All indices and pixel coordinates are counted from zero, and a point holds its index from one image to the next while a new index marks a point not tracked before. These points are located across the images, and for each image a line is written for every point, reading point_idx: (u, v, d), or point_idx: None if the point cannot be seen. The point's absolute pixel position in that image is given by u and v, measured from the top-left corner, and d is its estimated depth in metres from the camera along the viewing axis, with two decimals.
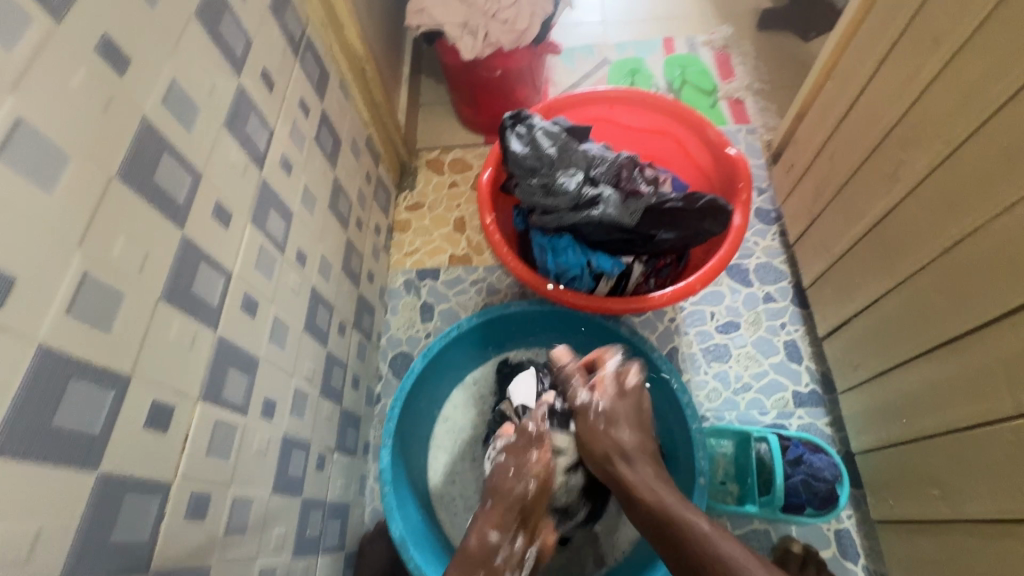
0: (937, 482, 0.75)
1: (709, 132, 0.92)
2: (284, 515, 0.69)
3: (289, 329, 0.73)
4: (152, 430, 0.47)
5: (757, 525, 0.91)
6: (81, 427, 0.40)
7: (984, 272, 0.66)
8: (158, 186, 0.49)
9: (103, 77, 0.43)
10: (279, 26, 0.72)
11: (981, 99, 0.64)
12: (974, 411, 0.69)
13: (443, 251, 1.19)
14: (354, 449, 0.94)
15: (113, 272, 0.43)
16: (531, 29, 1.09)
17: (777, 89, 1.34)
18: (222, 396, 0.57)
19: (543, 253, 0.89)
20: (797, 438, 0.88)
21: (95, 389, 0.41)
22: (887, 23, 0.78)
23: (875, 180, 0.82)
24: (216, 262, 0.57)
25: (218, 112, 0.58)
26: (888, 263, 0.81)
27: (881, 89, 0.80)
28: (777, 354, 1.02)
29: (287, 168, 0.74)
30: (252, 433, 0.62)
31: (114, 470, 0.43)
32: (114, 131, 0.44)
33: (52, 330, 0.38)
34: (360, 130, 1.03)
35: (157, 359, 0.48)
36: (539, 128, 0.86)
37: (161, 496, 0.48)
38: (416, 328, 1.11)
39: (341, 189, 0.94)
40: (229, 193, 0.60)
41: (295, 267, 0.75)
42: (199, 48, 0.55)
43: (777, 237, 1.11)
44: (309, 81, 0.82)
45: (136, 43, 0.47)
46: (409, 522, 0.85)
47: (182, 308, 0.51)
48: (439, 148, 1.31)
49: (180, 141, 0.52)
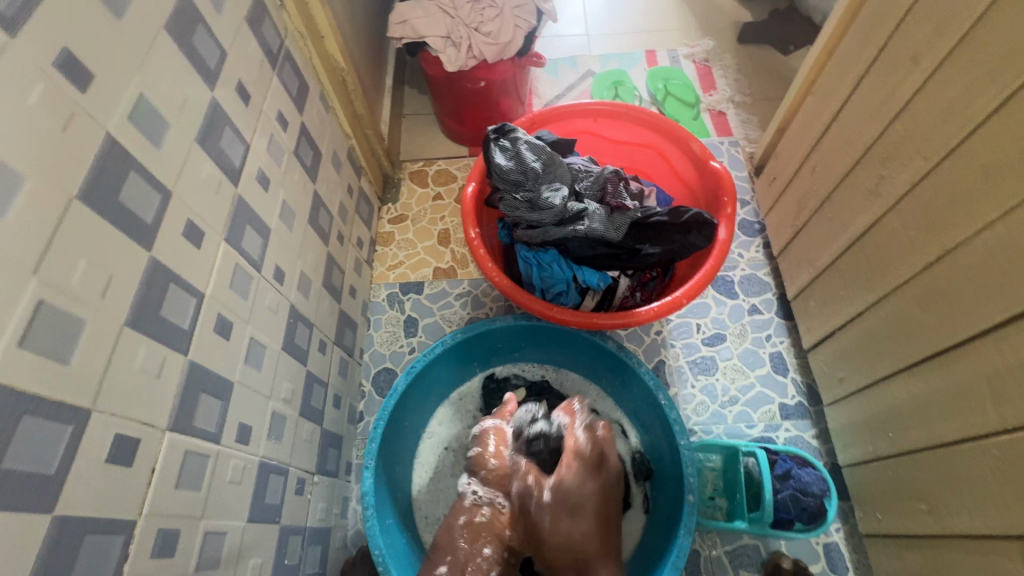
0: (925, 497, 0.75)
1: (693, 145, 0.92)
2: (260, 545, 0.66)
3: (266, 350, 0.70)
4: (116, 465, 0.44)
5: (747, 541, 0.90)
6: (34, 466, 0.38)
7: (965, 286, 0.66)
8: (123, 205, 0.47)
9: (63, 91, 0.41)
10: (256, 37, 0.70)
11: (958, 117, 0.64)
12: (959, 424, 0.69)
13: (427, 264, 1.17)
14: (336, 470, 0.91)
15: (73, 298, 0.41)
16: (514, 41, 1.08)
17: (758, 101, 1.36)
18: (193, 424, 0.54)
19: (528, 268, 0.88)
20: (785, 452, 0.89)
21: (51, 424, 0.39)
22: (866, 40, 0.79)
23: (856, 194, 0.83)
24: (186, 283, 0.54)
25: (189, 127, 0.56)
26: (870, 276, 0.82)
27: (860, 105, 0.81)
28: (763, 366, 1.02)
29: (265, 184, 0.72)
30: (225, 461, 0.59)
31: (71, 511, 0.40)
32: (74, 147, 0.42)
33: (1, 363, 0.36)
34: (341, 142, 1.01)
35: (121, 389, 0.45)
36: (523, 141, 0.85)
37: (125, 535, 0.45)
38: (400, 344, 1.09)
39: (322, 203, 0.92)
40: (202, 211, 0.58)
41: (273, 285, 0.73)
42: (170, 60, 0.53)
43: (761, 249, 1.12)
44: (287, 93, 0.79)
45: (101, 59, 0.45)
46: (393, 546, 0.82)
47: (149, 333, 0.49)
48: (423, 160, 1.30)
49: (148, 158, 0.50)
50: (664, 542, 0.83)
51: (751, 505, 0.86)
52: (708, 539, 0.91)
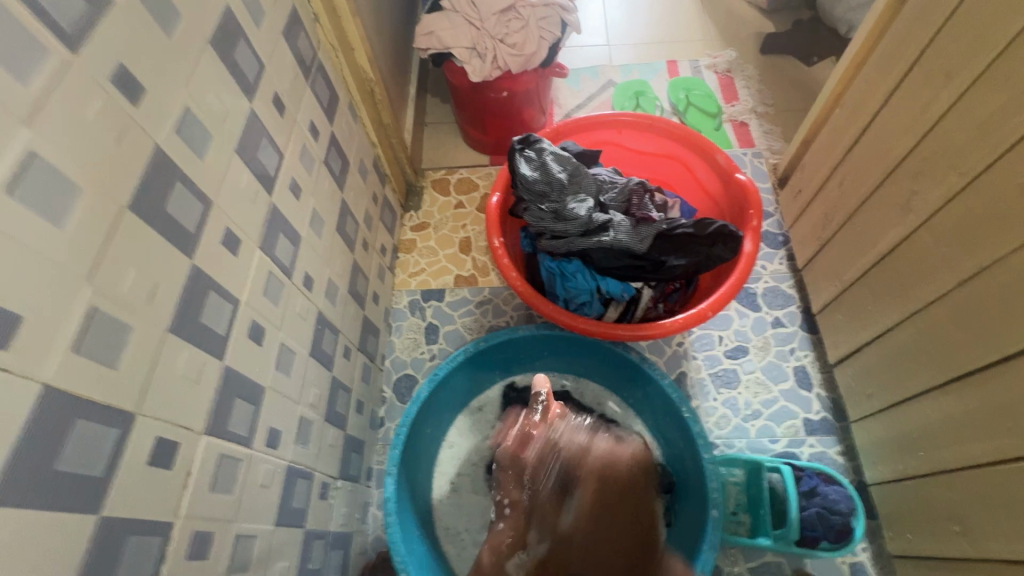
0: (958, 518, 0.73)
1: (718, 157, 0.92)
2: (286, 549, 0.66)
3: (295, 356, 0.71)
4: (156, 467, 0.46)
5: (771, 558, 0.89)
6: (84, 469, 0.39)
7: (1001, 303, 0.65)
8: (169, 215, 0.48)
9: (117, 105, 0.42)
10: (291, 49, 0.72)
11: (995, 132, 0.64)
12: (993, 445, 0.68)
13: (448, 272, 1.18)
14: (357, 475, 0.92)
15: (122, 306, 0.43)
16: (539, 52, 1.09)
17: (782, 112, 1.35)
18: (227, 428, 0.55)
19: (552, 278, 0.88)
20: (811, 468, 0.88)
21: (101, 428, 0.40)
22: (898, 53, 0.78)
23: (886, 208, 0.82)
24: (224, 290, 0.56)
25: (229, 138, 0.57)
26: (901, 292, 0.81)
27: (891, 119, 0.80)
28: (786, 381, 1.00)
29: (297, 193, 0.73)
30: (256, 465, 0.60)
31: (116, 512, 0.41)
32: (127, 161, 0.43)
33: (57, 369, 0.37)
34: (367, 150, 1.03)
35: (163, 394, 0.47)
36: (549, 153, 0.86)
37: (163, 537, 0.46)
38: (421, 350, 1.10)
39: (349, 211, 0.93)
40: (239, 219, 0.59)
41: (303, 292, 0.74)
42: (214, 73, 0.54)
43: (785, 261, 1.11)
44: (319, 104, 0.81)
45: (152, 73, 0.46)
46: (415, 553, 0.83)
47: (190, 340, 0.50)
48: (445, 168, 1.31)
49: (192, 169, 0.51)
50: (689, 555, 0.81)
51: (775, 521, 0.86)
52: (730, 556, 0.89)
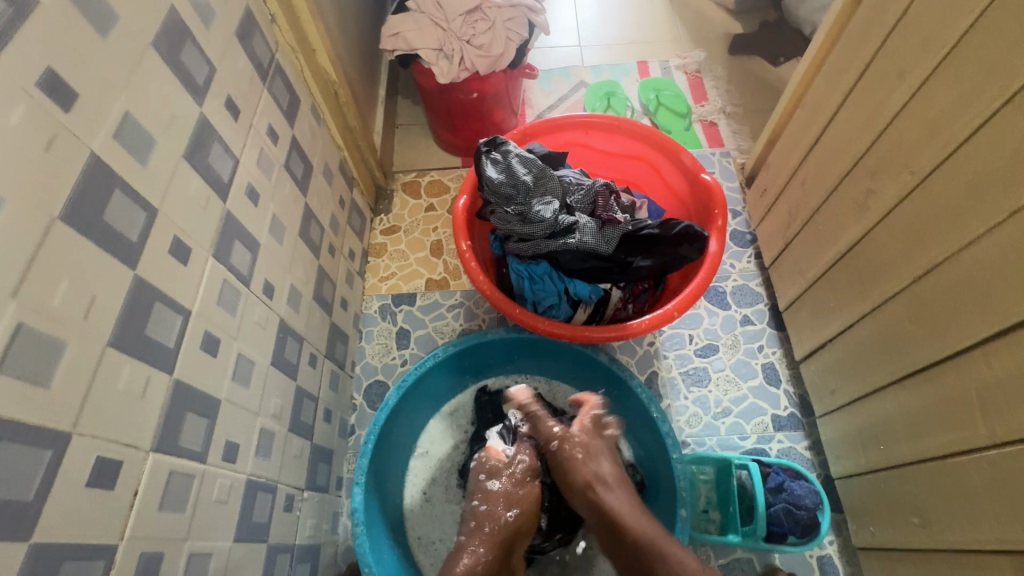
0: (918, 510, 0.75)
1: (683, 158, 0.93)
2: (247, 564, 0.65)
3: (254, 366, 0.69)
4: (96, 489, 0.44)
5: (741, 554, 0.90)
6: (11, 494, 0.37)
7: (953, 299, 0.67)
8: (108, 224, 0.46)
9: (47, 111, 0.41)
10: (246, 51, 0.70)
11: (945, 133, 0.65)
12: (947, 439, 0.70)
13: (419, 276, 1.16)
14: (326, 485, 0.90)
15: (54, 321, 0.41)
16: (506, 53, 1.08)
17: (749, 113, 1.37)
18: (178, 444, 0.54)
19: (520, 280, 0.88)
20: (777, 465, 0.89)
21: (29, 449, 0.38)
22: (854, 55, 0.80)
23: (844, 207, 0.83)
24: (172, 301, 0.54)
25: (176, 144, 0.55)
26: (860, 288, 0.82)
27: (849, 118, 0.81)
28: (755, 378, 1.02)
29: (254, 198, 0.71)
30: (211, 480, 0.58)
31: (50, 539, 0.40)
32: (58, 169, 0.42)
33: None
34: (332, 154, 1.01)
35: (103, 412, 0.45)
36: (514, 155, 0.86)
37: (106, 561, 0.45)
38: (391, 355, 1.09)
39: (313, 215, 0.91)
40: (188, 227, 0.57)
41: (262, 300, 0.72)
42: (157, 76, 0.53)
43: (753, 259, 1.12)
44: (278, 106, 0.79)
45: (86, 78, 0.44)
46: (383, 565, 0.82)
47: (134, 353, 0.48)
48: (416, 170, 1.30)
49: (135, 177, 0.50)
50: None
51: (744, 517, 0.87)
52: (701, 552, 0.90)
